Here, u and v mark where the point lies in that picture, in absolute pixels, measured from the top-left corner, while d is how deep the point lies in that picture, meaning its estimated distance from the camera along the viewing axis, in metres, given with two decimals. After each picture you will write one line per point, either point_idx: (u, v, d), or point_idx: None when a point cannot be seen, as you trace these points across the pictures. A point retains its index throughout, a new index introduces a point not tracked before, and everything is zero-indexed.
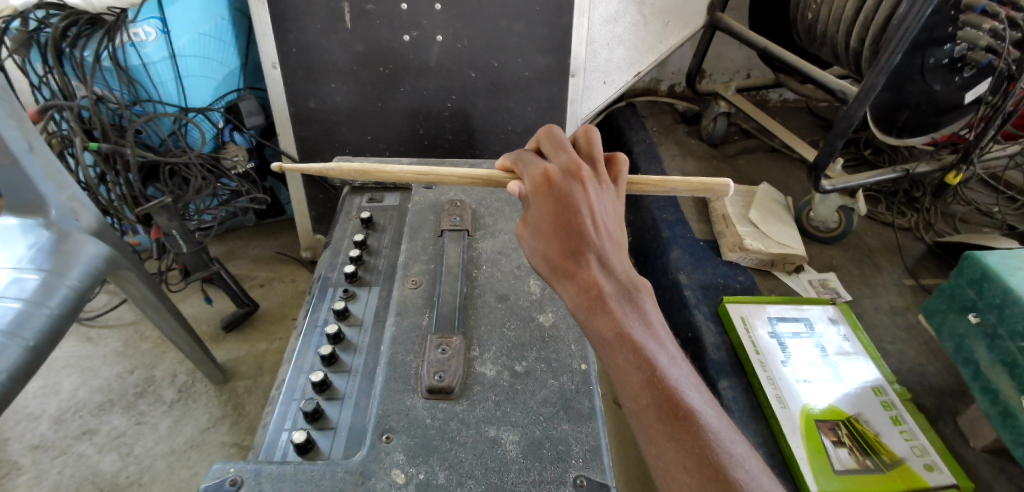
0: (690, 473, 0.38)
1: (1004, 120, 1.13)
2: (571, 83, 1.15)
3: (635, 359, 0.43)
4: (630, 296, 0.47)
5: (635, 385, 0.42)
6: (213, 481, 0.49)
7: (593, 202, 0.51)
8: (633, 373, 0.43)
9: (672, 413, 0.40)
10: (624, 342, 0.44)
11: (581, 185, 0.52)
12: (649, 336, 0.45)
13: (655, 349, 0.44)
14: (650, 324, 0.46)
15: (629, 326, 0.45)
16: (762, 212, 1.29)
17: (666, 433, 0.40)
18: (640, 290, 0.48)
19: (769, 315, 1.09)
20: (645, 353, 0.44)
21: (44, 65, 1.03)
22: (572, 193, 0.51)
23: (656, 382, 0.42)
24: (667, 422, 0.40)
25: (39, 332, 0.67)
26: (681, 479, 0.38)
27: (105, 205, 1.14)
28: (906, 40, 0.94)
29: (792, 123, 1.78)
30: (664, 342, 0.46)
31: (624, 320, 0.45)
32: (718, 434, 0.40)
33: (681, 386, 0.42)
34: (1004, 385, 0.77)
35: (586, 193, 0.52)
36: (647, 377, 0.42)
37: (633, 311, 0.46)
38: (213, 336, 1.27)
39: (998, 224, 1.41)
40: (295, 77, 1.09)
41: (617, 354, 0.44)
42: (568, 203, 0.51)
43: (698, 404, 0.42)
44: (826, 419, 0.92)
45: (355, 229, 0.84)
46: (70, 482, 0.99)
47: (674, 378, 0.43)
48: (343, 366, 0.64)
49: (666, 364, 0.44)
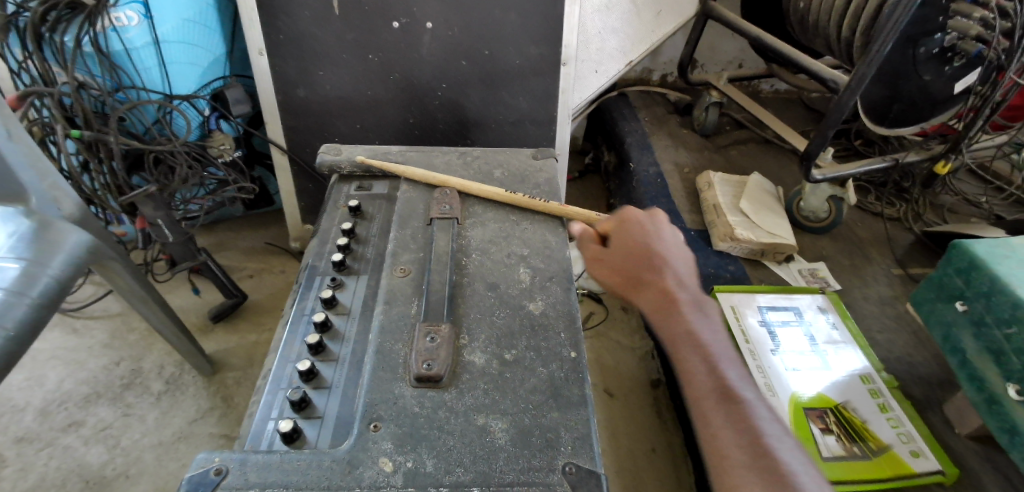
0: (741, 453, 0.41)
1: (994, 110, 1.14)
2: (563, 73, 1.13)
3: (699, 352, 0.47)
4: (701, 307, 0.51)
5: (697, 375, 0.46)
6: (198, 472, 0.48)
7: (664, 236, 0.59)
8: (694, 365, 0.47)
9: (727, 401, 0.44)
10: (691, 338, 0.48)
11: (656, 225, 0.60)
12: (714, 339, 0.49)
13: (719, 348, 0.48)
14: (716, 330, 0.50)
15: (697, 327, 0.49)
16: (753, 202, 1.29)
17: (722, 417, 0.44)
18: (708, 303, 0.52)
19: (759, 304, 1.09)
20: (709, 349, 0.48)
21: (22, 50, 1.00)
22: (647, 230, 0.59)
23: (716, 374, 0.46)
24: (724, 406, 0.44)
25: (19, 322, 0.66)
26: (732, 458, 0.41)
27: (88, 194, 1.11)
28: (898, 29, 0.93)
29: (783, 114, 1.78)
30: (725, 344, 0.49)
31: (694, 322, 0.50)
32: (770, 428, 0.43)
33: (739, 382, 0.46)
34: (990, 373, 0.78)
35: (660, 232, 0.59)
36: (710, 368, 0.46)
37: (703, 318, 0.50)
38: (202, 327, 1.26)
39: (985, 214, 1.43)
40: (282, 64, 1.07)
41: (680, 347, 0.48)
42: (643, 236, 0.58)
43: (752, 397, 0.45)
44: (814, 407, 0.93)
45: (343, 218, 0.83)
46: (56, 475, 0.97)
47: (733, 374, 0.46)
48: (330, 355, 0.63)
49: (728, 361, 0.47)
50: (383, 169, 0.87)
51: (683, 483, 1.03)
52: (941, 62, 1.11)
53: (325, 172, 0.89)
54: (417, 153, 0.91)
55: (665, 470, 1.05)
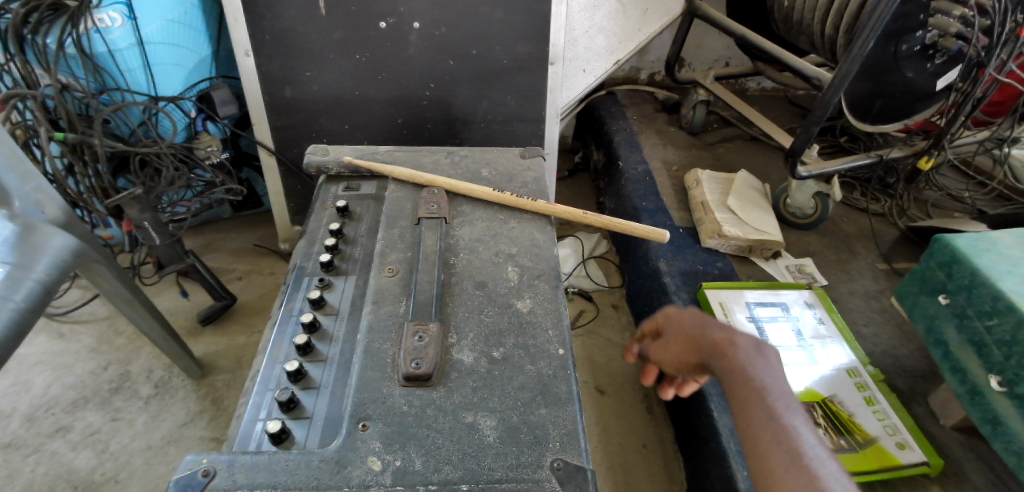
0: (800, 482, 0.44)
1: (975, 106, 1.15)
2: (551, 72, 1.14)
3: (750, 384, 0.52)
4: (757, 351, 0.55)
5: (758, 419, 0.49)
6: (185, 473, 0.48)
7: (692, 333, 0.60)
8: (756, 410, 0.50)
9: (788, 442, 0.47)
10: (743, 372, 0.53)
11: (681, 330, 0.61)
12: (778, 388, 0.52)
13: (784, 396, 0.51)
14: (772, 367, 0.54)
15: (750, 364, 0.53)
16: (740, 199, 1.31)
17: (781, 455, 0.46)
18: (764, 349, 0.55)
19: (747, 300, 1.11)
20: (760, 381, 0.52)
21: (4, 52, 0.99)
22: (678, 340, 0.61)
23: (778, 418, 0.49)
24: (772, 433, 0.48)
25: (3, 326, 0.65)
26: (789, 490, 0.44)
27: (73, 197, 1.10)
28: (879, 27, 0.94)
29: (770, 112, 1.80)
30: (791, 393, 0.51)
31: (748, 361, 0.54)
32: (832, 469, 0.45)
33: (788, 412, 0.49)
34: (972, 364, 0.79)
35: (687, 333, 0.60)
36: (761, 397, 0.51)
37: (759, 358, 0.54)
38: (191, 330, 1.25)
39: (968, 208, 1.45)
40: (269, 64, 1.06)
41: (743, 393, 0.51)
42: (680, 351, 0.60)
43: (813, 442, 0.47)
44: (802, 401, 0.94)
45: (331, 218, 0.82)
46: (43, 481, 0.96)
47: (783, 404, 0.50)
48: (318, 356, 0.64)
49: (794, 410, 0.50)
50: (370, 168, 0.87)
51: (673, 478, 1.04)
52: (923, 59, 1.13)
53: (312, 173, 0.89)
54: (405, 153, 0.91)
55: (656, 465, 1.06)
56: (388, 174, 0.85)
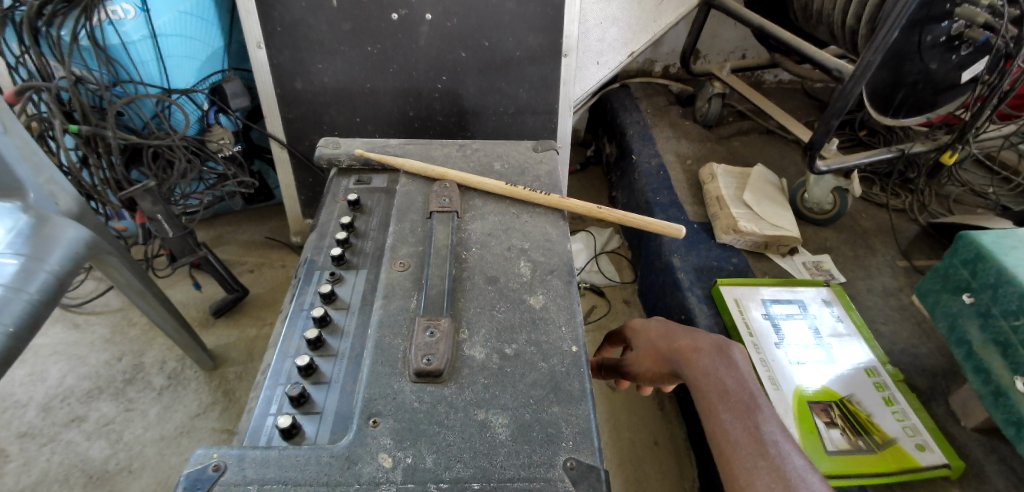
0: (764, 483, 0.48)
1: (1001, 99, 1.11)
2: (564, 63, 1.11)
3: (715, 388, 0.56)
4: (721, 351, 0.59)
5: (723, 422, 0.53)
6: (195, 467, 0.48)
7: (664, 344, 0.64)
8: (721, 414, 0.54)
9: (748, 440, 0.51)
10: (707, 377, 0.57)
11: (655, 344, 0.65)
12: (741, 388, 0.56)
13: (747, 396, 0.55)
14: (736, 366, 0.58)
15: (714, 369, 0.57)
16: (756, 194, 1.28)
17: (742, 454, 0.51)
18: (729, 345, 0.60)
19: (763, 297, 1.08)
20: (723, 385, 0.56)
21: (19, 44, 0.99)
22: (654, 351, 0.64)
23: (741, 420, 0.53)
24: (734, 435, 0.52)
25: (19, 317, 0.66)
26: (750, 485, 0.48)
27: (88, 190, 1.11)
28: (904, 18, 0.90)
29: (787, 104, 1.76)
30: (754, 390, 0.55)
31: (714, 366, 0.58)
32: (797, 463, 0.50)
33: (753, 410, 0.54)
34: (996, 364, 0.77)
35: (660, 344, 0.64)
36: (724, 401, 0.54)
37: (723, 360, 0.58)
38: (203, 322, 1.26)
39: (991, 205, 1.41)
40: (280, 57, 1.06)
41: (708, 397, 0.55)
42: (659, 361, 0.63)
43: (776, 437, 0.51)
44: (818, 401, 0.92)
45: (342, 212, 0.82)
46: (58, 469, 0.98)
47: (746, 403, 0.54)
48: (329, 351, 0.63)
49: (757, 408, 0.54)
50: (378, 159, 0.86)
51: (684, 473, 1.03)
52: (946, 50, 1.10)
53: (323, 165, 0.88)
54: (416, 146, 0.90)
55: (666, 460, 1.05)
56: (397, 166, 0.84)
